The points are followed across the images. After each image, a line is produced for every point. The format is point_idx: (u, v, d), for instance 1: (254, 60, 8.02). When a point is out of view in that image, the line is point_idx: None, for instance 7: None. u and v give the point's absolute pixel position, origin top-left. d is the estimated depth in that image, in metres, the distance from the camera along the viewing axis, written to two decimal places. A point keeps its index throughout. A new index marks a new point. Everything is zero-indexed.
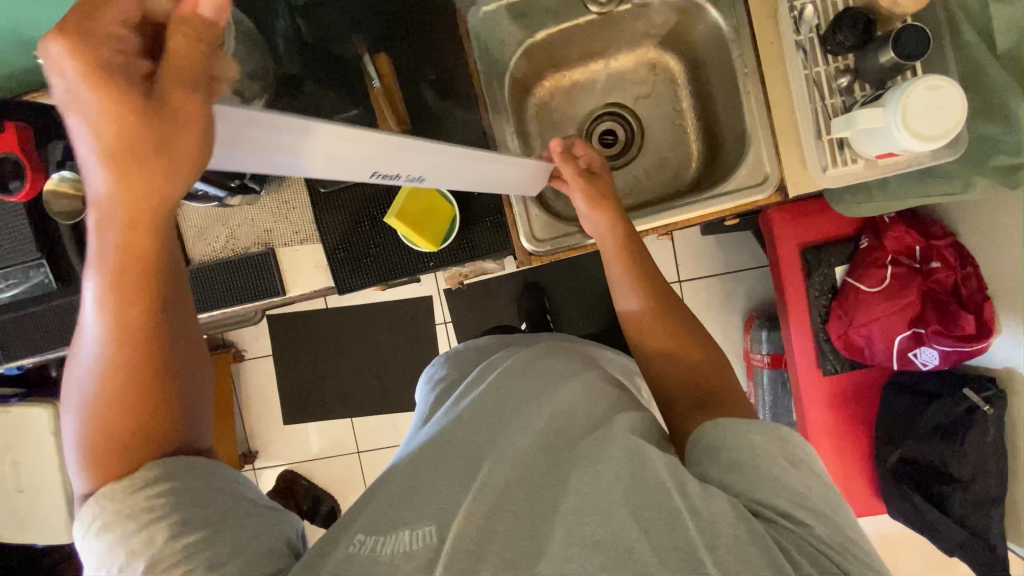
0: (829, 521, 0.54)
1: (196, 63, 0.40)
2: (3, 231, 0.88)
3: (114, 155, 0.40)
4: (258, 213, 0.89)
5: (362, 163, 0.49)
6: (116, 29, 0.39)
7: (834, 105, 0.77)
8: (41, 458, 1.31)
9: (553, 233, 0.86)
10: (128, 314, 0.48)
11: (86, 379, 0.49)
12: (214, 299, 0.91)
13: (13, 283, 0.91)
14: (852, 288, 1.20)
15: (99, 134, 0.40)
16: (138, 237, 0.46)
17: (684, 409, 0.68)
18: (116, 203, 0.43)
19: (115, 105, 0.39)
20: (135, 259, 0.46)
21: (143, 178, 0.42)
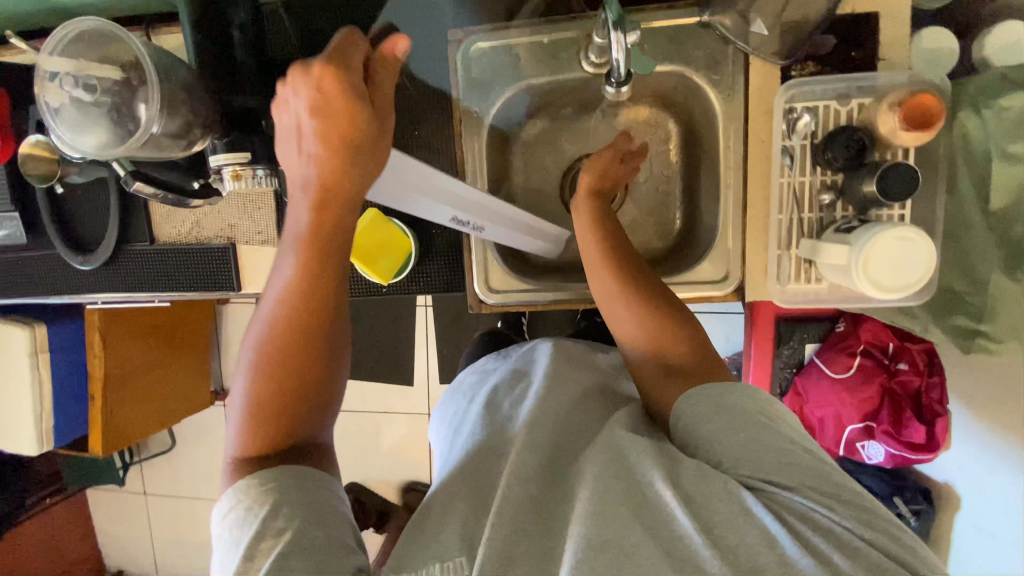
0: (816, 474, 0.53)
1: (392, 80, 0.54)
2: None
3: (331, 134, 0.51)
4: (224, 207, 0.89)
5: (445, 207, 0.62)
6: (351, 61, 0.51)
7: (810, 220, 0.74)
8: (16, 372, 1.38)
9: (507, 286, 0.85)
10: (309, 278, 0.58)
11: (267, 330, 0.59)
12: (171, 282, 0.93)
13: None
14: (818, 369, 1.11)
15: (328, 111, 0.50)
16: (330, 213, 0.56)
17: (656, 385, 0.68)
18: (317, 185, 0.54)
19: (345, 107, 0.50)
20: (324, 227, 0.56)
21: (343, 158, 0.53)
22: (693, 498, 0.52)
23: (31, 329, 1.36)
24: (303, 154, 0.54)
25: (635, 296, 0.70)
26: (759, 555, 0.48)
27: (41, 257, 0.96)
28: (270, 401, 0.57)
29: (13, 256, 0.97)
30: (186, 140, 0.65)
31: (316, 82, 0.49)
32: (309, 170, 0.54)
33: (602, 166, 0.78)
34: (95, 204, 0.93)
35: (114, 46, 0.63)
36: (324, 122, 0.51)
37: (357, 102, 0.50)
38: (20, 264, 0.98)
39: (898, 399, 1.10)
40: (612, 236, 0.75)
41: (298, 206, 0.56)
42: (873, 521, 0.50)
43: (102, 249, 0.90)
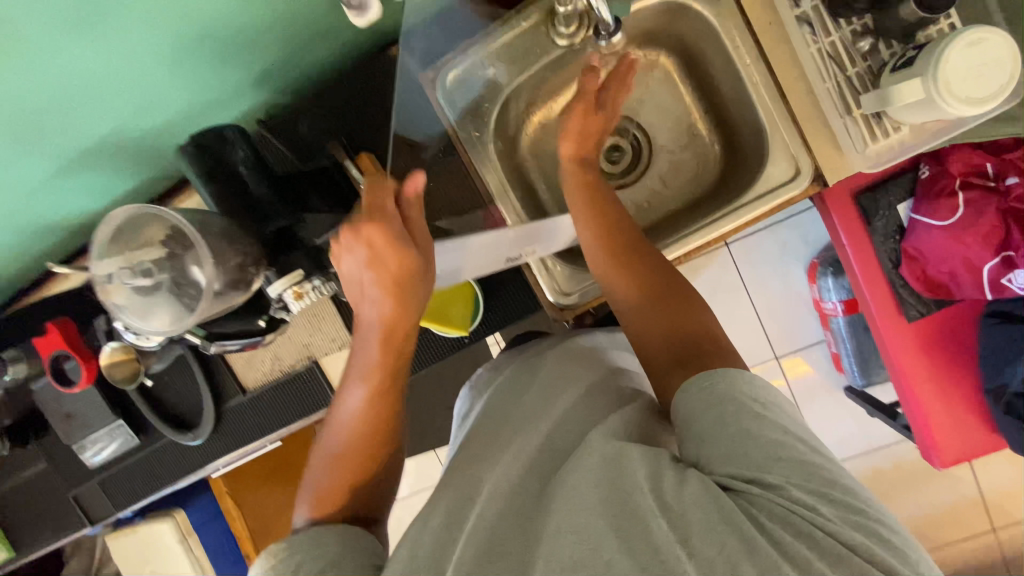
0: (807, 469, 0.43)
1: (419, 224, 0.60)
2: (82, 402, 0.97)
3: (387, 283, 0.56)
4: (294, 331, 0.91)
5: (494, 258, 0.71)
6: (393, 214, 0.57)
7: (859, 75, 0.67)
8: (175, 564, 1.44)
9: (581, 283, 0.81)
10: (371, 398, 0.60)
11: (335, 443, 0.61)
12: (275, 420, 0.94)
13: (103, 443, 1.00)
14: (924, 227, 0.89)
15: (378, 266, 0.56)
16: (390, 344, 0.59)
17: (663, 375, 0.56)
18: (385, 326, 0.58)
19: (393, 253, 0.55)
20: (390, 358, 0.60)
21: (396, 305, 0.57)
22: (671, 504, 0.42)
23: (173, 518, 1.43)
24: (368, 295, 0.57)
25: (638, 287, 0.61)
26: (737, 565, 0.38)
27: (156, 450, 1.00)
28: (335, 488, 0.59)
29: (132, 458, 1.01)
30: (243, 283, 0.69)
31: (367, 239, 0.55)
32: (371, 315, 0.58)
33: (587, 128, 0.70)
34: (181, 382, 0.96)
35: (150, 227, 0.66)
36: (380, 272, 0.56)
37: (405, 243, 0.56)
38: (139, 465, 1.02)
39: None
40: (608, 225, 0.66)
41: (362, 343, 0.60)
42: (863, 523, 0.41)
43: (206, 419, 0.94)
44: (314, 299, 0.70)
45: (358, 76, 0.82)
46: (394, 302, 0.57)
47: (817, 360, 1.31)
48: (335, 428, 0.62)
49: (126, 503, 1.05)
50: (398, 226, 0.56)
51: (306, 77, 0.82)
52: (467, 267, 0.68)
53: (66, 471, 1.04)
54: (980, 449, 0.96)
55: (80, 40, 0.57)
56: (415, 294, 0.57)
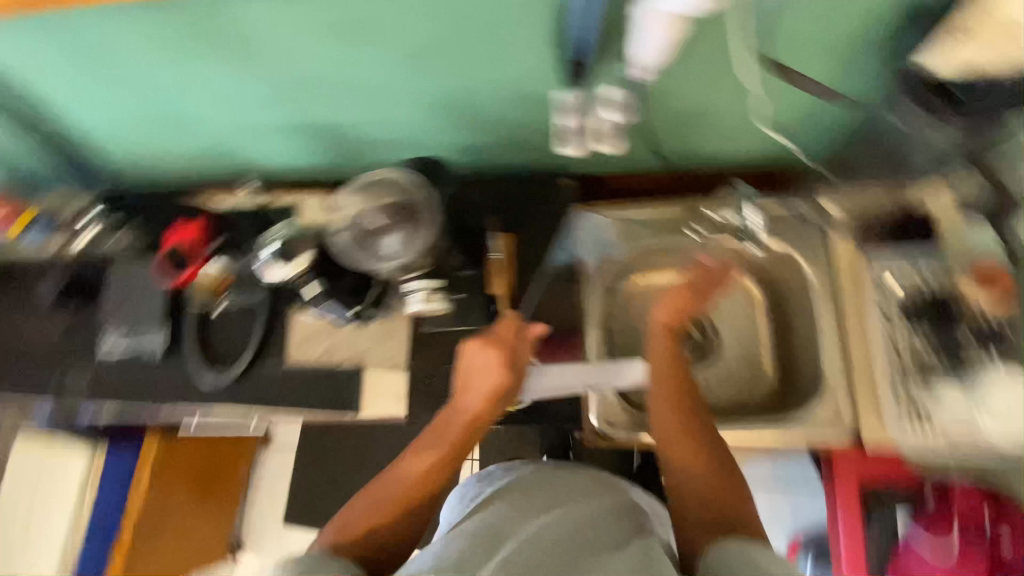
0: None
1: (524, 356, 0.71)
2: (142, 297, 1.02)
3: (492, 392, 0.67)
4: (360, 335, 0.98)
5: (569, 384, 0.88)
6: (514, 342, 0.71)
7: (913, 372, 0.81)
8: (58, 496, 1.41)
9: (624, 420, 0.89)
10: (428, 469, 0.66)
11: (378, 491, 0.66)
12: (288, 401, 0.97)
13: (127, 340, 1.02)
14: (917, 558, 0.85)
15: (490, 374, 0.68)
16: (465, 431, 0.68)
17: (693, 520, 0.68)
18: (471, 417, 0.68)
19: (501, 374, 0.67)
20: (459, 443, 0.67)
21: (488, 406, 0.68)
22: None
23: (91, 450, 1.42)
24: (471, 393, 0.68)
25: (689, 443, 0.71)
26: None
27: (162, 374, 1.01)
28: (363, 528, 0.64)
29: (135, 368, 1.02)
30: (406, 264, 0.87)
31: (485, 348, 0.69)
32: (465, 403, 0.68)
33: (685, 300, 0.77)
34: (234, 322, 1.02)
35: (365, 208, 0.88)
36: (487, 376, 0.68)
37: (512, 370, 0.68)
38: (137, 378, 1.02)
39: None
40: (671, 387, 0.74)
41: (444, 418, 0.69)
42: None
43: (234, 365, 0.98)
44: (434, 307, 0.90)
45: (538, 183, 1.00)
46: (483, 405, 0.68)
47: None
48: (384, 478, 0.67)
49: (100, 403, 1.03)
50: (513, 354, 0.69)
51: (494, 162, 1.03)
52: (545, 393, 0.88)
53: (76, 345, 1.06)
54: None
55: (395, 68, 0.80)
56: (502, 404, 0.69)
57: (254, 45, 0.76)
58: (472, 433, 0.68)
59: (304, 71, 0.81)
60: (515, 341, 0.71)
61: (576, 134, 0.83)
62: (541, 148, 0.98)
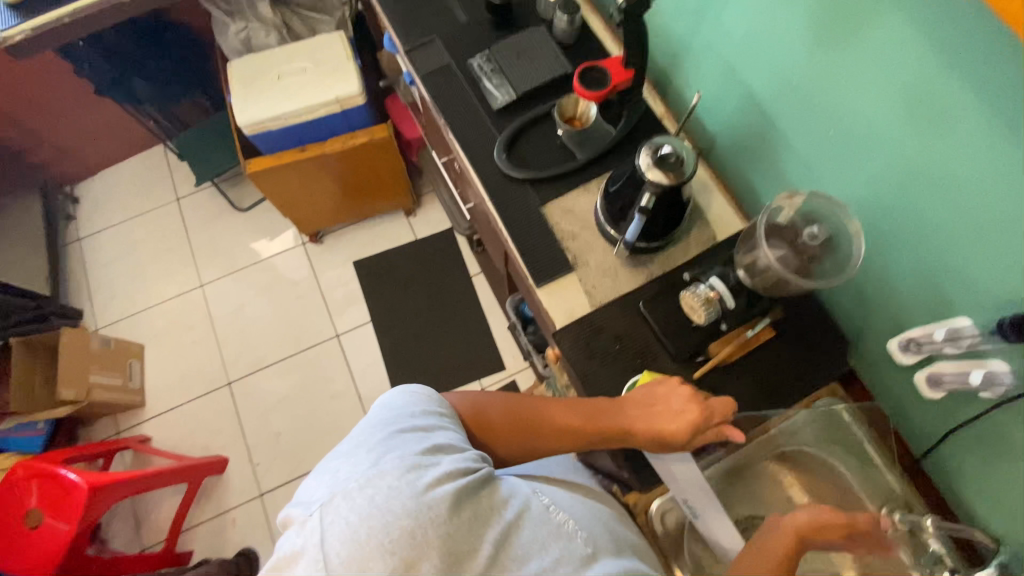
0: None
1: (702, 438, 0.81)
2: (530, 67, 1.13)
3: (665, 433, 0.78)
4: (600, 254, 1.03)
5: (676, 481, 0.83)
6: (709, 422, 0.80)
7: None
8: (309, 91, 1.58)
9: (671, 538, 0.89)
10: (572, 427, 0.77)
11: (525, 405, 0.77)
12: (515, 225, 1.04)
13: (490, 75, 1.13)
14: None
15: (675, 423, 0.78)
16: (618, 434, 0.78)
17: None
18: (631, 429, 0.78)
19: (683, 427, 0.78)
20: (609, 435, 0.78)
21: (650, 437, 0.78)
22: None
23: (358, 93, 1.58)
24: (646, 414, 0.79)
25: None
26: None
27: (479, 116, 1.12)
28: (491, 417, 0.74)
29: (470, 93, 1.14)
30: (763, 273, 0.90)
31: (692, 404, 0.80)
32: (638, 418, 0.79)
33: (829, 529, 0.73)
34: (552, 148, 1.09)
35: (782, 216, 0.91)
36: (675, 421, 0.78)
37: (691, 434, 0.78)
38: (465, 100, 1.14)
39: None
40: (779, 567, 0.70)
41: (612, 413, 0.79)
42: None
43: (520, 171, 1.06)
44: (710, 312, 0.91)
45: (834, 336, 0.95)
46: (649, 435, 0.78)
47: None
48: (537, 404, 0.77)
49: (431, 86, 1.16)
50: (700, 427, 0.79)
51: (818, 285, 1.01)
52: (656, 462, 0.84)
53: (459, 38, 1.19)
54: None
55: (911, 155, 0.76)
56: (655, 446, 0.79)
57: (857, 32, 0.76)
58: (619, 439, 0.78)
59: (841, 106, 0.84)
60: (710, 423, 0.81)
61: (949, 339, 0.80)
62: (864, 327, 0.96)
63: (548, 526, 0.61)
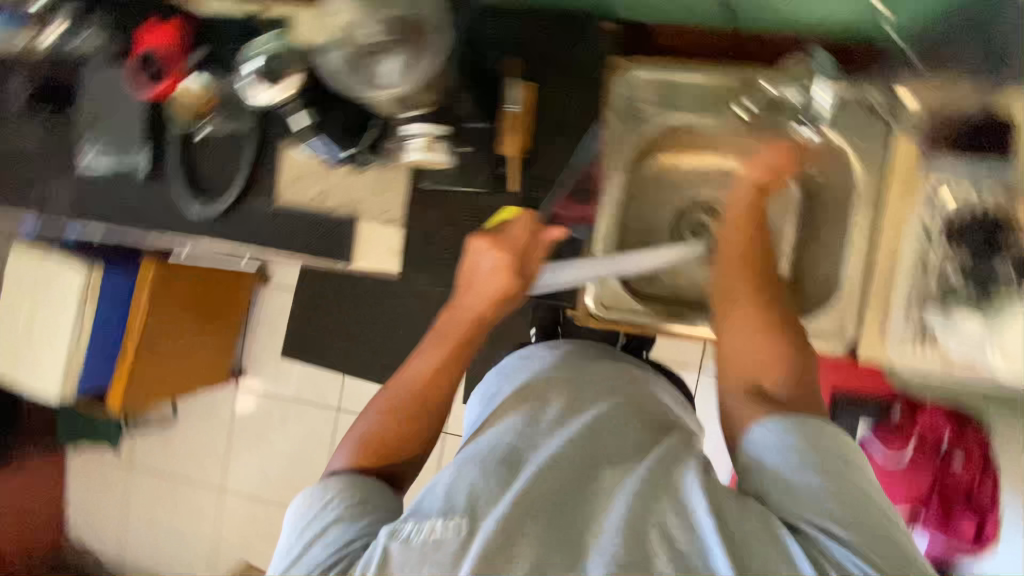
0: (877, 534, 0.44)
1: (538, 254, 0.72)
2: (120, 110, 0.93)
3: (505, 287, 0.68)
4: (357, 183, 0.91)
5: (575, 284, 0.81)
6: (526, 238, 0.71)
7: (935, 291, 0.76)
8: (62, 313, 1.38)
9: (623, 306, 0.87)
10: (439, 367, 0.66)
11: (392, 396, 0.65)
12: (280, 243, 0.93)
13: (108, 156, 0.95)
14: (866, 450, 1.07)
15: (501, 272, 0.68)
16: (479, 322, 0.68)
17: (732, 399, 0.58)
18: (484, 309, 0.68)
19: (505, 278, 0.68)
20: (474, 331, 0.68)
21: (501, 301, 0.69)
22: (734, 537, 0.44)
23: (87, 270, 1.36)
24: (471, 294, 0.69)
25: (755, 306, 0.61)
26: None
27: (150, 198, 0.97)
28: (378, 436, 0.62)
29: (119, 189, 0.97)
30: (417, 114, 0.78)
31: (496, 245, 0.69)
32: (478, 293, 0.69)
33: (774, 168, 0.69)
34: (223, 149, 0.93)
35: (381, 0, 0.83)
36: (503, 268, 0.68)
37: (518, 274, 0.69)
38: (125, 199, 0.97)
39: (944, 486, 1.02)
40: (748, 245, 0.67)
41: (456, 316, 0.69)
42: None
43: (223, 199, 0.92)
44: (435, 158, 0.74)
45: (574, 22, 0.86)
46: (494, 304, 0.68)
47: None
48: (395, 382, 0.66)
49: (92, 221, 0.99)
50: (523, 258, 0.70)
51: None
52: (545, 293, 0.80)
53: (57, 158, 1.00)
54: None
55: None
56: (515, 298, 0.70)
57: None
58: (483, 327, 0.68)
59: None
60: (526, 247, 0.71)
61: None
62: None
63: (416, 556, 0.45)
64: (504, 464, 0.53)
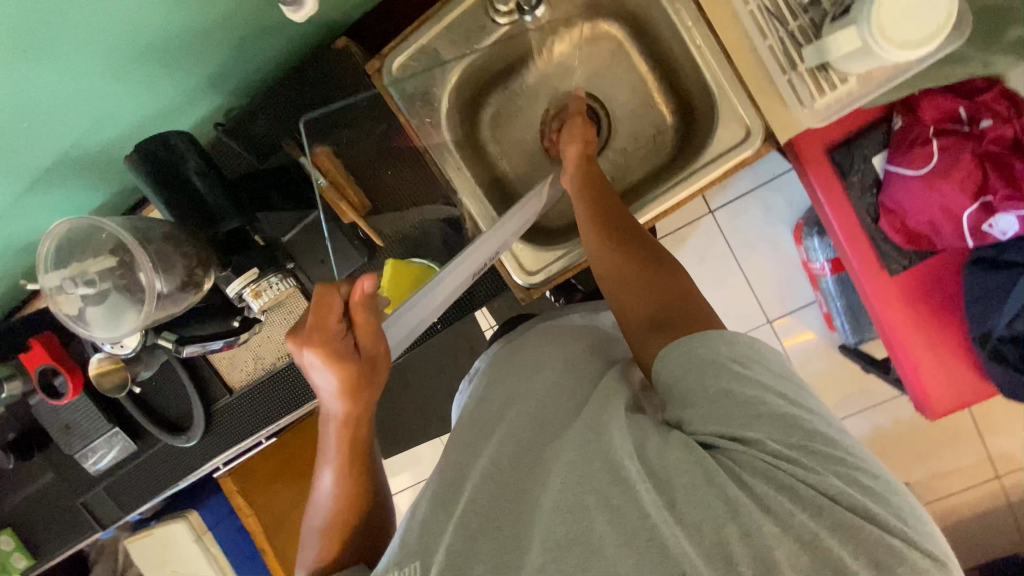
0: (786, 422, 0.44)
1: (369, 327, 0.58)
2: (75, 416, 1.00)
3: (348, 383, 0.57)
4: (272, 328, 0.91)
5: (450, 287, 0.68)
6: (337, 325, 0.57)
7: (801, 28, 0.67)
8: (192, 562, 1.46)
9: (543, 261, 0.84)
10: (344, 470, 0.61)
11: (322, 517, 0.61)
12: (261, 418, 0.96)
13: (103, 451, 1.03)
14: (897, 176, 0.88)
15: (333, 375, 0.56)
16: (351, 414, 0.60)
17: (640, 336, 0.55)
18: (347, 405, 0.59)
19: (338, 371, 0.56)
20: (352, 424, 0.61)
21: (361, 393, 0.59)
22: (656, 472, 0.43)
23: (186, 518, 1.46)
24: (325, 395, 0.59)
25: (620, 251, 0.59)
26: (723, 527, 0.39)
27: (155, 455, 1.04)
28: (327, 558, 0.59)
29: (129, 467, 1.05)
30: (194, 284, 0.67)
31: (316, 342, 0.55)
32: (329, 393, 0.58)
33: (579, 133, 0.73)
34: (169, 382, 0.98)
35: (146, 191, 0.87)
36: (331, 362, 0.56)
37: (352, 356, 0.57)
38: (141, 470, 1.05)
39: (1000, 159, 0.84)
40: (592, 199, 0.65)
41: (330, 420, 0.61)
42: (840, 470, 0.42)
43: (196, 422, 0.97)
44: (273, 297, 0.71)
45: (308, 65, 0.80)
46: (348, 399, 0.59)
47: (809, 321, 1.29)
48: (316, 504, 0.62)
49: (132, 504, 1.07)
50: (342, 343, 0.57)
51: (257, 80, 0.83)
52: (411, 327, 0.66)
53: (73, 479, 1.08)
54: (973, 397, 0.98)
55: None
56: (371, 378, 0.59)
57: None
58: (357, 421, 0.61)
59: (13, 196, 0.74)
60: (341, 323, 0.57)
61: None
62: (286, 33, 0.77)
63: None
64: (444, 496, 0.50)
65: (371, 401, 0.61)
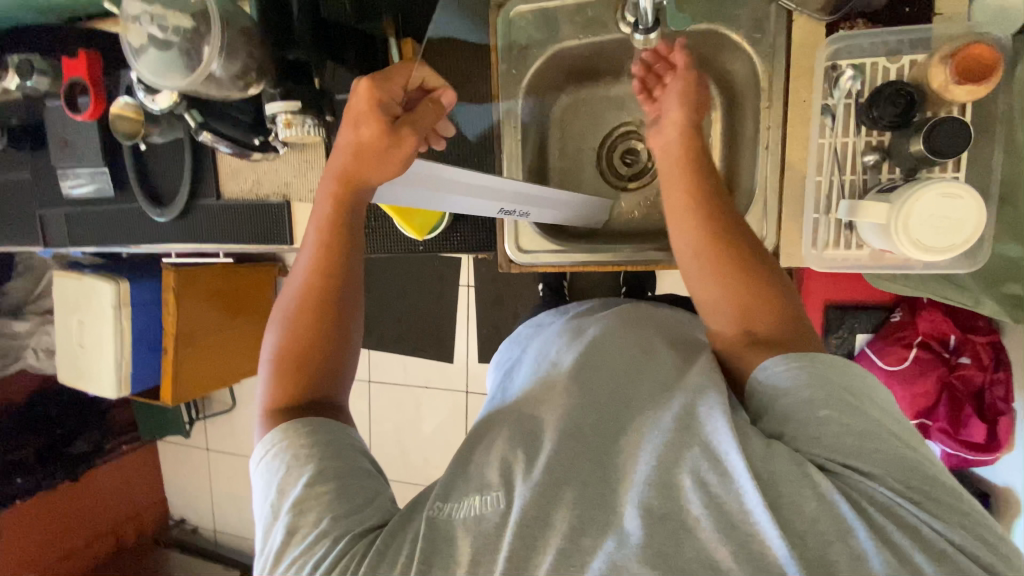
0: (904, 463, 0.43)
1: (424, 118, 0.58)
2: (79, 138, 1.04)
3: (364, 140, 0.54)
4: (283, 166, 0.95)
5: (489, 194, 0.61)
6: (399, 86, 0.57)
7: (852, 182, 0.71)
8: (102, 323, 1.51)
9: (533, 247, 0.88)
10: (326, 260, 0.59)
11: (290, 297, 0.59)
12: (231, 233, 1.00)
13: (83, 181, 1.07)
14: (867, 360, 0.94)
15: (362, 124, 0.54)
16: (340, 195, 0.58)
17: (739, 353, 0.56)
18: (349, 167, 0.56)
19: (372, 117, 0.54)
20: (342, 208, 0.58)
21: (369, 160, 0.55)
22: (763, 476, 0.43)
23: (116, 283, 1.48)
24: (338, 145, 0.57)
25: (726, 259, 0.57)
26: (832, 544, 0.40)
27: (124, 211, 1.08)
28: (286, 342, 0.57)
29: (98, 208, 1.09)
30: (242, 85, 0.74)
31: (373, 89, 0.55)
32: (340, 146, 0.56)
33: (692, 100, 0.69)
34: (171, 158, 1.03)
35: None
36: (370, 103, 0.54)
37: (387, 117, 0.55)
38: (105, 216, 1.09)
39: (957, 397, 0.90)
40: (707, 179, 0.63)
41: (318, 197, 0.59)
42: (964, 520, 0.41)
43: (175, 203, 1.01)
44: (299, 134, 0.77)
45: None
46: (354, 156, 0.55)
47: None
48: (291, 282, 0.61)
49: (82, 240, 1.12)
50: (392, 101, 0.56)
51: None
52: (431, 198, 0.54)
53: (47, 189, 1.13)
54: None
55: None
56: (392, 150, 0.54)
57: None
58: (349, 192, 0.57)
59: None
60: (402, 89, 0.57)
61: None
62: None
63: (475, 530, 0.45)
64: (527, 438, 0.51)
65: (371, 186, 0.57)
